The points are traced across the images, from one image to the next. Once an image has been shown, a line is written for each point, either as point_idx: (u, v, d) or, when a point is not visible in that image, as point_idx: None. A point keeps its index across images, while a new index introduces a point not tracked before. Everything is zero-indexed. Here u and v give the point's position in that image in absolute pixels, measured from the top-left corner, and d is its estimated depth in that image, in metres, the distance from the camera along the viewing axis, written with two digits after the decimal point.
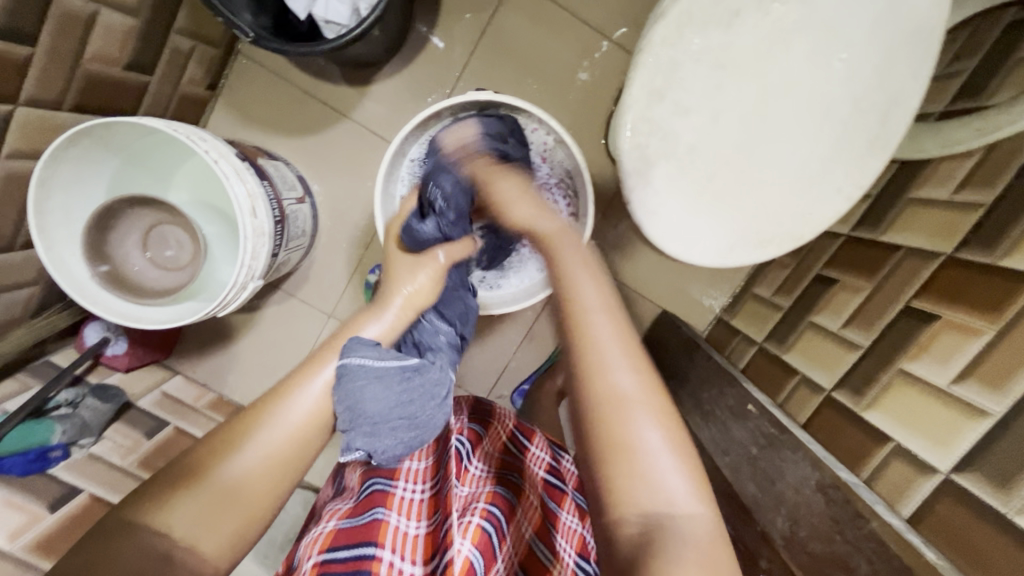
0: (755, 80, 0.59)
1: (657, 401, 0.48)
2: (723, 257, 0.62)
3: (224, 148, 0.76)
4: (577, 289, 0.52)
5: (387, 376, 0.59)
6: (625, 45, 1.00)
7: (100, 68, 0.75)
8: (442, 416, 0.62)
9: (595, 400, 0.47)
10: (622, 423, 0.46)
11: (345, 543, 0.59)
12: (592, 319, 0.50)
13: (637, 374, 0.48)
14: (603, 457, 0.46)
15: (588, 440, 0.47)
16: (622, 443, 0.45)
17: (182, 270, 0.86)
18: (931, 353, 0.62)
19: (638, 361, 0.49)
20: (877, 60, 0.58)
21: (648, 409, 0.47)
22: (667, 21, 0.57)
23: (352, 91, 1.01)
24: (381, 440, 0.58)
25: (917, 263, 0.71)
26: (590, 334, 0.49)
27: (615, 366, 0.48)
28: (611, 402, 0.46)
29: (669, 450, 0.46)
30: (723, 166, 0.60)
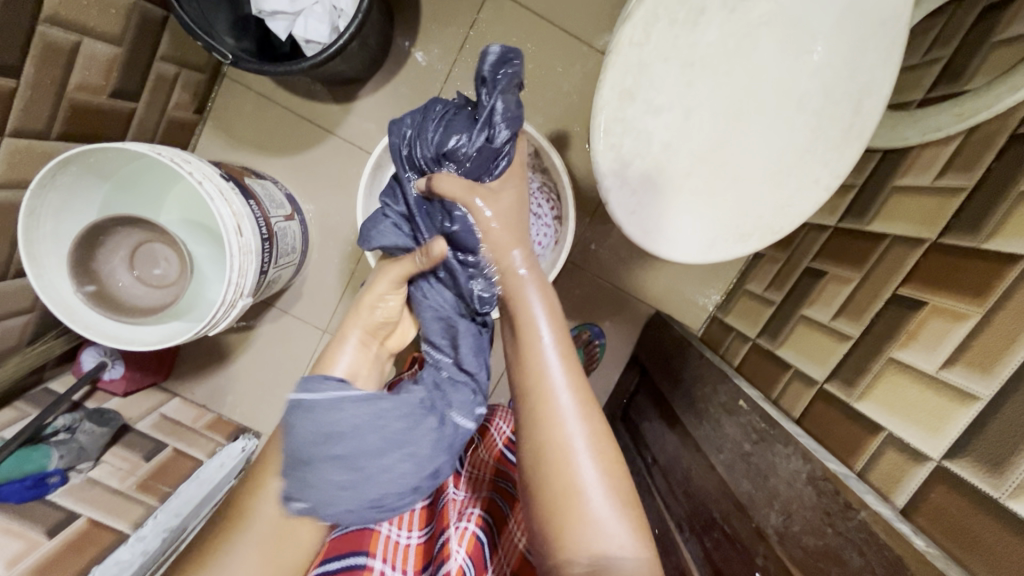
0: (724, 76, 0.59)
1: (606, 453, 0.49)
2: (704, 253, 0.62)
3: (209, 169, 0.77)
4: (532, 334, 0.55)
5: (318, 407, 0.54)
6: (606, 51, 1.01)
7: (86, 96, 0.76)
8: (392, 454, 0.53)
9: (547, 441, 0.49)
10: (565, 470, 0.48)
11: (338, 553, 0.59)
12: (546, 367, 0.53)
13: (591, 420, 0.51)
14: (547, 508, 0.47)
15: (534, 482, 0.49)
16: (565, 489, 0.47)
17: (169, 287, 0.87)
18: (919, 340, 0.61)
19: (592, 410, 0.51)
20: (846, 51, 0.58)
21: (597, 453, 0.49)
22: (634, 23, 0.58)
23: (338, 108, 1.03)
24: (321, 491, 0.51)
25: (903, 250, 0.70)
26: (538, 379, 0.52)
27: (568, 413, 0.50)
28: (557, 449, 0.49)
29: (613, 500, 0.47)
30: (699, 162, 0.61)
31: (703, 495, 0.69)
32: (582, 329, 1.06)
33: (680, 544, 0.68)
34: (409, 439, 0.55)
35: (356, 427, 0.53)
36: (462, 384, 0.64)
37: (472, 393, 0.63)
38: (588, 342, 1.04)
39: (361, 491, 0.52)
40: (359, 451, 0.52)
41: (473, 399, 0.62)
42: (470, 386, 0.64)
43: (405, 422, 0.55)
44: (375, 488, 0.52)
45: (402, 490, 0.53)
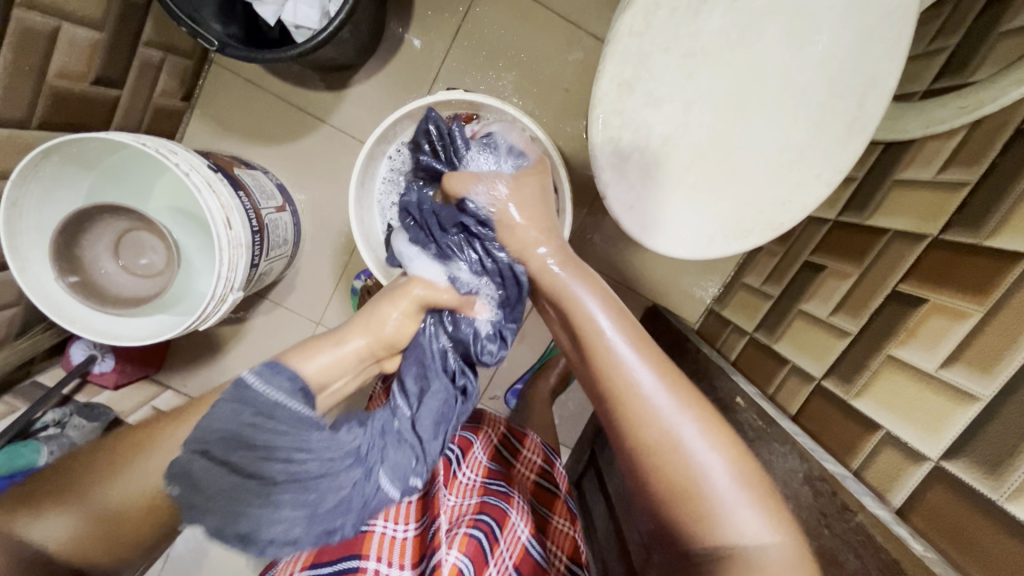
0: (725, 68, 0.57)
1: (716, 435, 0.47)
2: (703, 248, 0.61)
3: (197, 160, 0.75)
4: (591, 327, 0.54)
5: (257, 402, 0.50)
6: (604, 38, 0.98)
7: (68, 84, 0.74)
8: (288, 496, 0.49)
9: (652, 434, 0.47)
10: (676, 458, 0.46)
11: (329, 559, 0.58)
12: (626, 366, 0.50)
13: (689, 402, 0.49)
14: (671, 501, 0.46)
15: (647, 484, 0.47)
16: (686, 485, 0.45)
17: (156, 277, 0.85)
18: (919, 338, 0.60)
19: (688, 392, 0.49)
20: (851, 42, 0.57)
21: (701, 437, 0.47)
22: (633, 12, 0.56)
23: (330, 96, 1.00)
24: (203, 493, 0.45)
25: (904, 245, 0.69)
26: (615, 378, 0.50)
27: (656, 397, 0.48)
28: (652, 441, 0.47)
29: (738, 483, 0.45)
30: (699, 156, 0.59)
31: None
32: None
33: None
34: (314, 485, 0.50)
35: (264, 442, 0.49)
36: (404, 443, 0.58)
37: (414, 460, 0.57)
38: None
39: (227, 519, 0.46)
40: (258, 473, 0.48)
41: (410, 467, 0.57)
42: (414, 450, 0.58)
43: (318, 466, 0.51)
44: (250, 519, 0.47)
45: (277, 529, 0.47)
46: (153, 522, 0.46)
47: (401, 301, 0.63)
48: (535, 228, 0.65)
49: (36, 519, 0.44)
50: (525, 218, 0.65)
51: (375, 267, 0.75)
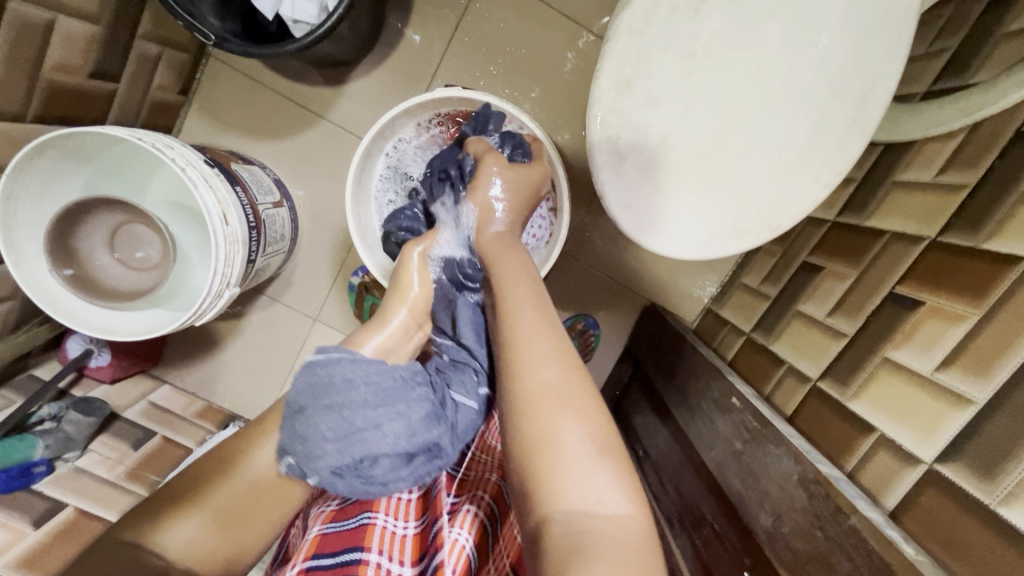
0: (726, 67, 0.57)
1: (589, 403, 0.46)
2: (700, 249, 0.61)
3: (194, 155, 0.75)
4: (509, 291, 0.55)
5: (337, 361, 0.53)
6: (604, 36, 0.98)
7: (64, 77, 0.73)
8: (387, 414, 0.52)
9: (522, 388, 0.46)
10: (544, 417, 0.44)
11: (331, 549, 0.57)
12: (526, 328, 0.50)
13: (568, 371, 0.47)
14: (522, 457, 0.44)
15: (510, 438, 0.46)
16: (539, 442, 0.43)
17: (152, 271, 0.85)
18: (915, 341, 0.60)
19: (572, 363, 0.48)
20: (851, 42, 0.56)
21: (574, 404, 0.45)
22: (633, 11, 0.56)
23: (328, 91, 1.00)
24: (307, 441, 0.49)
25: (901, 247, 0.69)
26: (521, 331, 0.50)
27: (543, 359, 0.48)
28: (527, 399, 0.45)
29: (594, 450, 0.43)
30: (698, 156, 0.59)
31: (695, 491, 0.70)
32: (576, 320, 1.05)
33: (670, 539, 0.70)
34: (400, 404, 0.54)
35: (343, 382, 0.52)
36: (463, 366, 0.64)
37: (477, 377, 0.64)
38: (581, 333, 1.04)
39: (346, 449, 0.50)
40: (350, 404, 0.51)
41: (474, 382, 0.63)
42: (472, 368, 0.64)
43: (398, 382, 0.55)
44: (363, 441, 0.51)
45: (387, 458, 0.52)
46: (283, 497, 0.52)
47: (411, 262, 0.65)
48: (497, 196, 0.64)
49: (173, 521, 0.48)
50: (500, 193, 0.65)
51: (372, 263, 0.75)
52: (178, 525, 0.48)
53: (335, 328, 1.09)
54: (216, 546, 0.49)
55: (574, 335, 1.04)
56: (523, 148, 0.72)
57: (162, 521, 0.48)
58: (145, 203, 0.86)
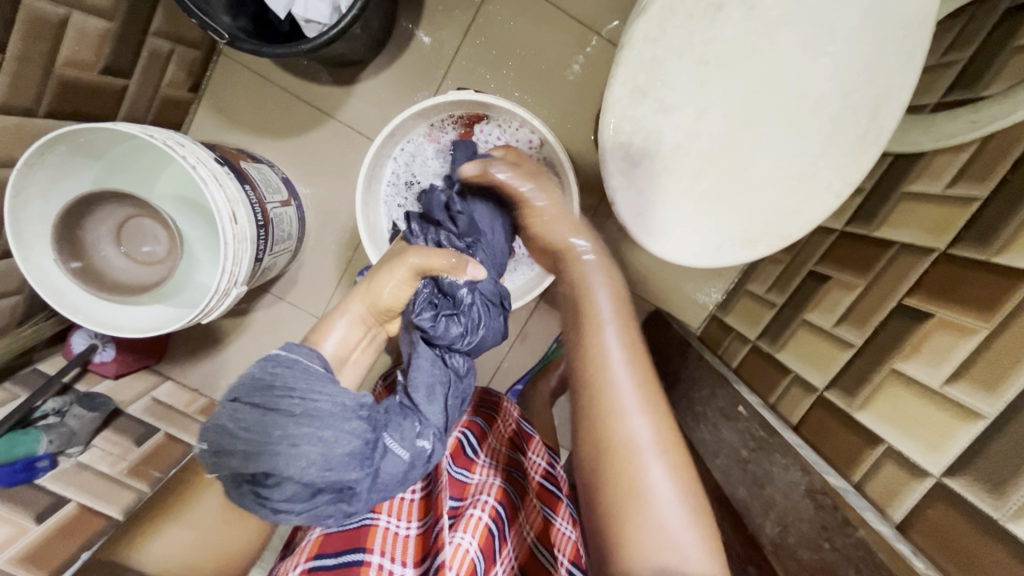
0: (741, 76, 0.56)
1: (677, 457, 0.46)
2: (710, 257, 0.61)
3: (204, 153, 0.75)
4: (596, 323, 0.52)
5: (282, 366, 0.54)
6: (615, 40, 0.98)
7: (76, 73, 0.73)
8: (304, 438, 0.50)
9: (615, 438, 0.46)
10: (632, 470, 0.45)
11: (334, 550, 0.58)
12: (614, 367, 0.49)
13: (657, 419, 0.47)
14: (609, 507, 0.45)
15: (596, 485, 0.46)
16: (631, 497, 0.44)
17: (158, 265, 0.85)
18: (924, 353, 0.60)
19: (660, 411, 0.48)
20: (866, 53, 0.56)
21: (667, 459, 0.45)
22: (648, 18, 0.56)
23: (338, 91, 1.00)
24: (222, 431, 0.51)
25: (910, 259, 0.69)
26: (603, 373, 0.49)
27: (629, 401, 0.47)
28: (618, 446, 0.46)
29: (684, 508, 0.44)
30: (710, 164, 0.59)
31: None
32: None
33: None
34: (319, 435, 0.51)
35: (282, 387, 0.52)
36: (408, 412, 0.59)
37: (414, 423, 0.58)
38: None
39: (255, 454, 0.50)
40: (276, 412, 0.51)
41: (415, 431, 0.57)
42: (416, 417, 0.59)
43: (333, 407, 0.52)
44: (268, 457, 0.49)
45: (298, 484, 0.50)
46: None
47: (397, 269, 0.64)
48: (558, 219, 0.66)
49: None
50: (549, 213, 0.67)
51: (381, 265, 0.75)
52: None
53: None
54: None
55: None
56: (499, 169, 0.74)
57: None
58: (152, 195, 0.85)
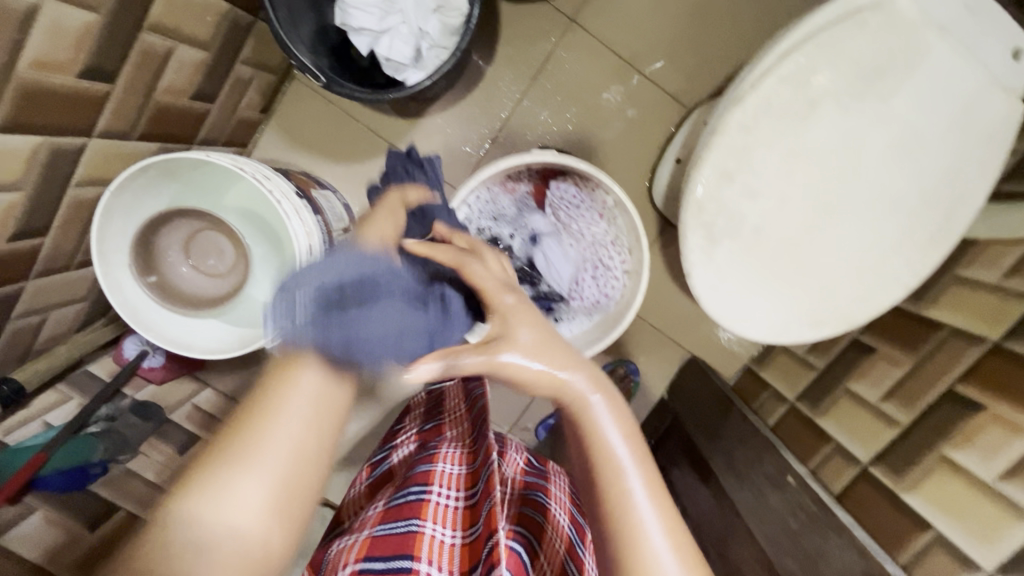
0: (825, 171, 0.59)
1: (670, 517, 0.45)
2: (777, 334, 0.64)
3: (285, 185, 0.77)
4: (578, 381, 0.49)
5: (342, 258, 0.50)
6: (655, 78, 1.00)
7: (171, 99, 0.75)
8: (398, 280, 0.51)
9: (607, 503, 0.45)
10: (621, 500, 0.45)
11: (382, 553, 0.53)
12: (591, 404, 0.48)
13: (631, 444, 0.47)
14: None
15: (606, 553, 0.45)
16: (638, 565, 0.43)
17: (222, 278, 0.85)
18: (976, 445, 0.63)
19: (630, 437, 0.48)
20: (946, 158, 0.59)
21: (662, 520, 0.45)
22: (744, 109, 0.58)
23: (404, 122, 1.02)
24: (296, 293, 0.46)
25: (961, 345, 0.72)
26: (595, 433, 0.47)
27: (628, 469, 0.46)
28: (619, 509, 0.44)
29: (687, 570, 0.44)
30: (788, 248, 0.61)
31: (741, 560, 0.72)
32: (618, 365, 1.07)
33: None
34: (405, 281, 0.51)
35: (354, 263, 0.49)
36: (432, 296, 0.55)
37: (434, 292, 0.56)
38: (623, 379, 1.05)
39: (371, 317, 0.46)
40: (360, 273, 0.49)
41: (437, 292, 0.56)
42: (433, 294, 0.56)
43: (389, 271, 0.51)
44: (383, 305, 0.47)
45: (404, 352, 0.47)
46: (309, 469, 0.42)
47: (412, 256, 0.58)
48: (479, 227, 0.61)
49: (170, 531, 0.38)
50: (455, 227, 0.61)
51: None
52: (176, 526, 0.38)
53: None
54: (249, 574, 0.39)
55: (614, 380, 1.06)
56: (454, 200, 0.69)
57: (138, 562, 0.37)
58: (218, 209, 0.84)
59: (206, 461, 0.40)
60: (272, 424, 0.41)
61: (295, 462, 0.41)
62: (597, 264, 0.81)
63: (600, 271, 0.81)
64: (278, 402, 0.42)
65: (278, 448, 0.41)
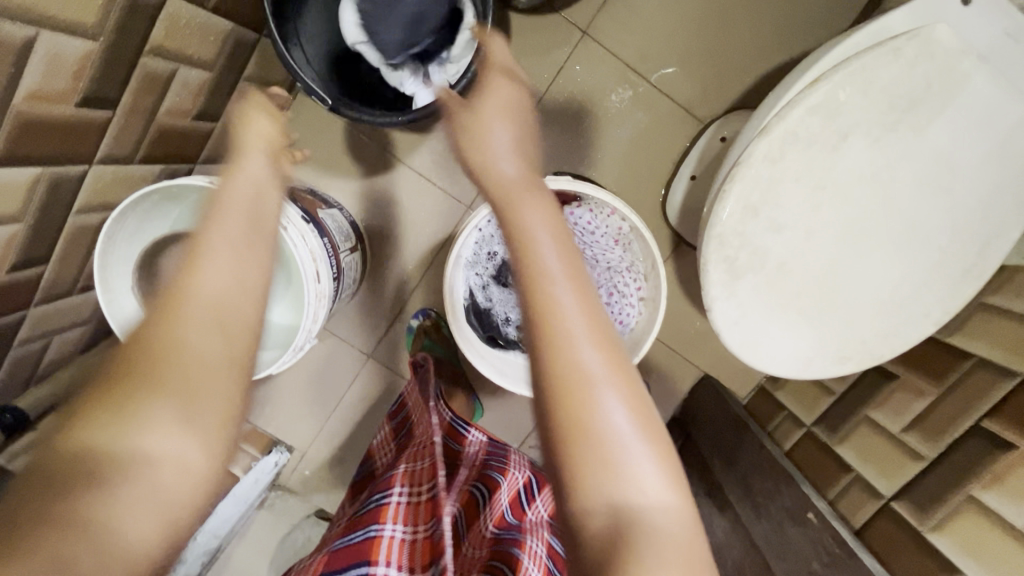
0: (854, 203, 0.56)
1: (638, 409, 0.40)
2: (799, 369, 0.62)
3: (290, 209, 0.75)
4: (539, 266, 0.42)
5: None
6: (661, 86, 0.97)
7: (174, 121, 0.73)
8: None
9: (556, 384, 0.39)
10: (588, 410, 0.38)
11: (337, 564, 0.53)
12: (551, 287, 0.42)
13: (606, 353, 0.41)
14: (559, 410, 0.39)
15: (542, 421, 0.40)
16: (586, 428, 0.38)
17: None
18: (1007, 487, 0.61)
19: (606, 343, 0.41)
20: (981, 192, 0.56)
21: (620, 397, 0.40)
22: (771, 140, 0.55)
23: (411, 136, 0.99)
24: None
25: (988, 378, 0.68)
26: (550, 304, 0.41)
27: (580, 341, 0.40)
28: (574, 393, 0.39)
29: (647, 449, 0.39)
30: (814, 283, 0.59)
31: None
32: None
33: None
34: None
35: None
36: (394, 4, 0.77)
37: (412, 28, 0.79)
38: None
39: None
40: None
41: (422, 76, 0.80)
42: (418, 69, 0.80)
43: None
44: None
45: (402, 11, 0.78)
46: (243, 337, 0.43)
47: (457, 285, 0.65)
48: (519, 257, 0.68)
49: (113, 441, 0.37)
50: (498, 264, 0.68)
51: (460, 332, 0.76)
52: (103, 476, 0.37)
53: (388, 366, 1.09)
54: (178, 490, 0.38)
55: None
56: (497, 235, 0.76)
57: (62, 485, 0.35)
58: None
59: (107, 392, 0.38)
60: (205, 297, 0.42)
61: (219, 317, 0.42)
62: (612, 290, 0.80)
63: (614, 297, 0.80)
64: (219, 212, 0.47)
65: (200, 339, 0.41)
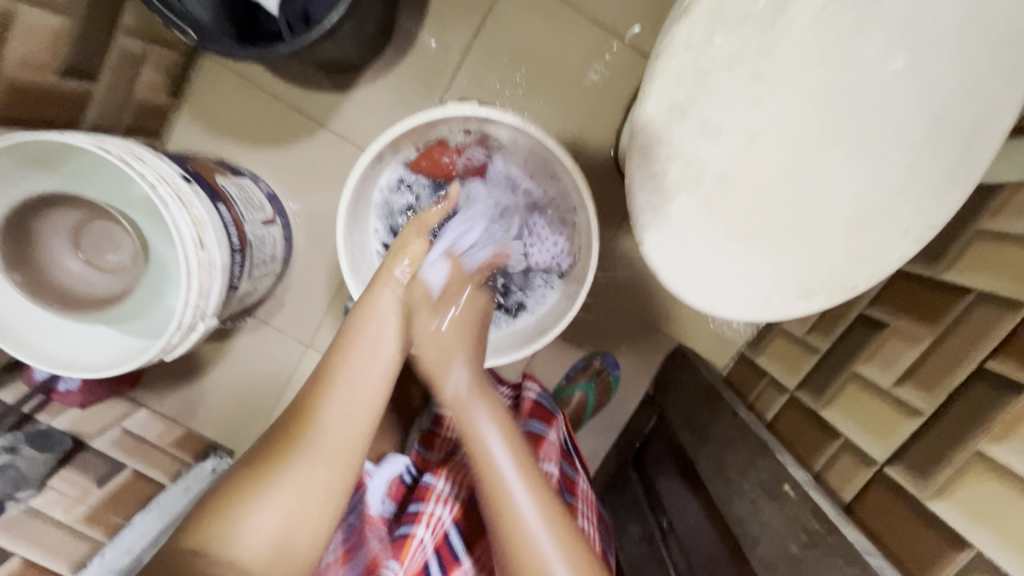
0: (803, 93, 0.46)
1: (542, 490, 0.54)
2: (755, 310, 0.50)
3: (168, 168, 0.66)
4: (486, 456, 0.55)
5: None
6: (638, 46, 0.88)
7: (29, 75, 0.64)
8: None
9: (489, 483, 0.54)
10: (506, 511, 0.53)
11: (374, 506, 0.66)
12: (484, 438, 0.56)
13: (515, 448, 0.56)
14: (505, 543, 0.53)
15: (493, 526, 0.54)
16: (512, 531, 0.52)
17: (123, 274, 0.72)
18: (1020, 436, 0.49)
19: (502, 465, 0.55)
20: (958, 68, 0.46)
21: (529, 484, 0.54)
22: (693, 19, 0.45)
23: (333, 97, 0.90)
24: None
25: (990, 314, 0.57)
26: (496, 484, 0.54)
27: (510, 478, 0.54)
28: (512, 534, 0.53)
29: (558, 541, 0.52)
30: (763, 198, 0.49)
31: None
32: (593, 356, 0.93)
33: None
34: None
35: None
36: None
37: None
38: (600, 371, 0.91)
39: None
40: None
41: None
42: None
43: None
44: None
45: None
46: (333, 460, 0.52)
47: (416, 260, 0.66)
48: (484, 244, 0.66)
49: (228, 527, 0.48)
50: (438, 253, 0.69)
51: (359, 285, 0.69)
52: (243, 526, 0.48)
53: None
54: (273, 542, 0.48)
55: (590, 373, 0.91)
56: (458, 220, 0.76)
57: (212, 527, 0.48)
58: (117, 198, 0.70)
59: (251, 481, 0.50)
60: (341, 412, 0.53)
61: (315, 484, 0.51)
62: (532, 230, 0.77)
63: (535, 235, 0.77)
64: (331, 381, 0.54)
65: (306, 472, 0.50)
